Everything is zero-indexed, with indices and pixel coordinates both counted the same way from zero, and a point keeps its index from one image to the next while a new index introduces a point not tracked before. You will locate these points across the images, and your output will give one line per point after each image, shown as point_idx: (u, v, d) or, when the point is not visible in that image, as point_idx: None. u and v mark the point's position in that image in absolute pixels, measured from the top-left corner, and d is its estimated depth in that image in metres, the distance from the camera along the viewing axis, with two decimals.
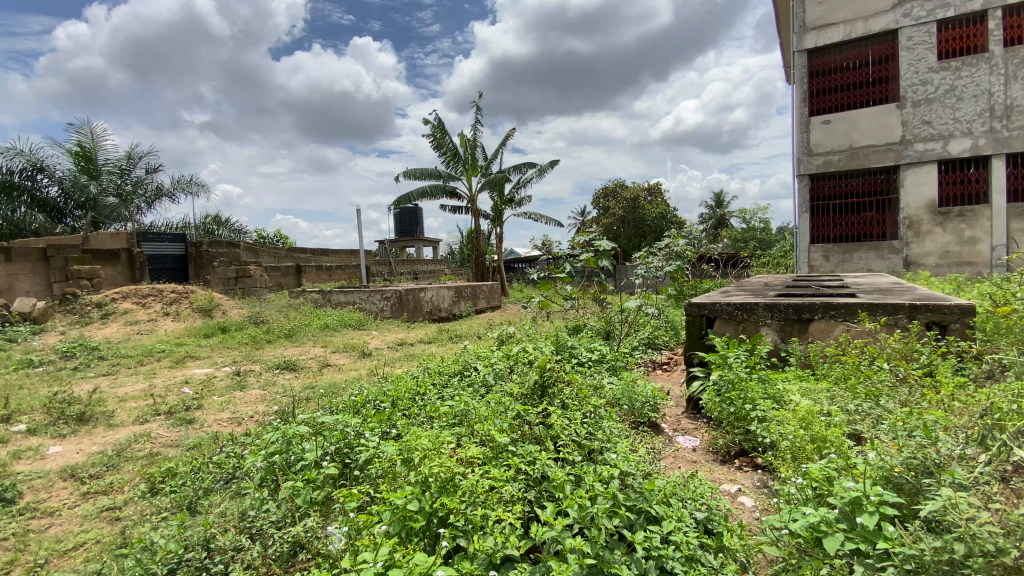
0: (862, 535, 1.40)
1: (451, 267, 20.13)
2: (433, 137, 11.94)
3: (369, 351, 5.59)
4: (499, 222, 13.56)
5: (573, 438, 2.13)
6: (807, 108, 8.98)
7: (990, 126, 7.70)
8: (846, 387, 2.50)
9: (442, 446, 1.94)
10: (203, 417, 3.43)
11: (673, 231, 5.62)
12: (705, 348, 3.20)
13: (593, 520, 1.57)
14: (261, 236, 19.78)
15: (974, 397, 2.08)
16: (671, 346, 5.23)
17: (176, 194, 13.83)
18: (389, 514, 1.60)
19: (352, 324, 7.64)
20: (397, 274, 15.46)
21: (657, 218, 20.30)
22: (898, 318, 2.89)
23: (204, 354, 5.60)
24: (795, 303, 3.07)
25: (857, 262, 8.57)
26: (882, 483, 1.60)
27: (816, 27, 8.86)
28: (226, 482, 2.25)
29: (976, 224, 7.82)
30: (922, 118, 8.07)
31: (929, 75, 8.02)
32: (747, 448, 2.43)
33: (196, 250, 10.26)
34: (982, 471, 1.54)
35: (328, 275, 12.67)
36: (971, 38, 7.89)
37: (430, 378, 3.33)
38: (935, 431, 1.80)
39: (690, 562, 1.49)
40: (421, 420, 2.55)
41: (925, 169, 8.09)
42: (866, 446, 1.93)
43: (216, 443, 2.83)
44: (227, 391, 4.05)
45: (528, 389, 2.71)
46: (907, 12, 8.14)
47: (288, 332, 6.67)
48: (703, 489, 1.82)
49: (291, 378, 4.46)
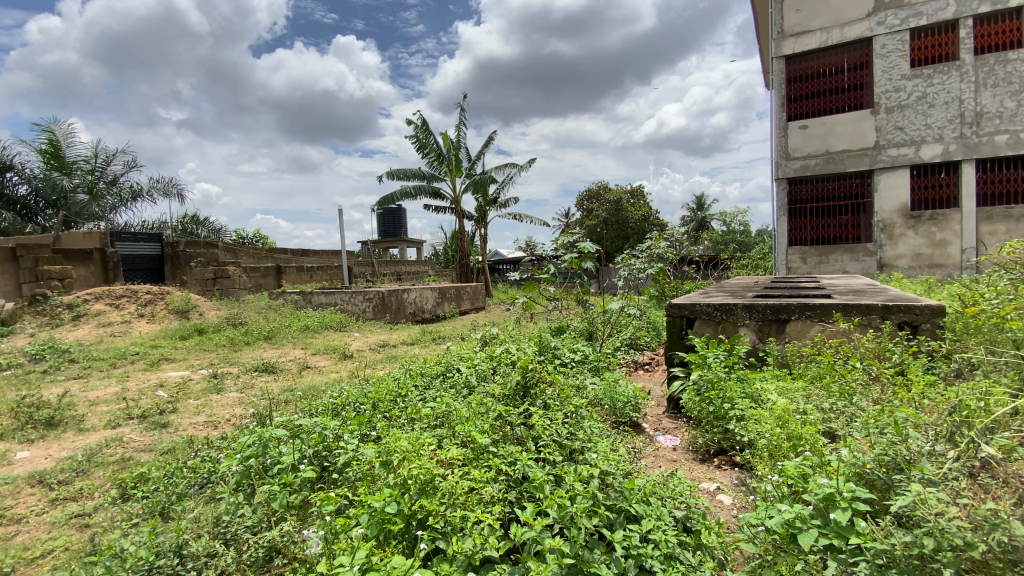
0: (835, 531, 1.43)
1: (434, 267, 20.04)
2: (416, 137, 11.86)
3: (351, 353, 5.53)
4: (483, 222, 13.53)
5: (554, 439, 2.13)
6: (785, 113, 9.16)
7: (960, 133, 7.93)
8: (821, 387, 2.55)
9: (422, 448, 1.93)
10: (178, 421, 3.36)
11: (655, 233, 5.66)
12: (685, 348, 3.24)
13: (572, 520, 1.57)
14: (240, 236, 19.43)
15: (944, 395, 2.13)
16: (653, 347, 5.29)
17: (152, 193, 13.51)
18: (367, 517, 1.58)
19: (334, 326, 7.55)
20: (380, 274, 15.34)
21: (640, 220, 20.51)
22: (872, 318, 2.95)
23: (180, 356, 5.47)
24: (772, 304, 3.13)
25: (833, 264, 8.78)
26: (855, 480, 1.64)
27: (794, 34, 9.06)
28: (201, 487, 2.20)
29: (947, 228, 8.06)
30: (895, 125, 8.30)
31: (902, 82, 8.25)
32: (726, 447, 2.47)
33: (173, 251, 10.00)
34: (951, 467, 1.58)
35: (309, 276, 12.52)
36: (942, 46, 8.12)
37: (412, 380, 3.31)
38: (906, 428, 1.84)
39: (668, 561, 1.50)
40: (402, 423, 2.53)
41: (898, 174, 8.33)
42: (840, 443, 1.97)
43: (192, 447, 2.76)
44: (203, 394, 3.97)
45: (510, 390, 2.71)
46: (882, 21, 8.37)
47: (267, 334, 6.56)
48: (682, 488, 1.83)
49: (270, 380, 4.38)
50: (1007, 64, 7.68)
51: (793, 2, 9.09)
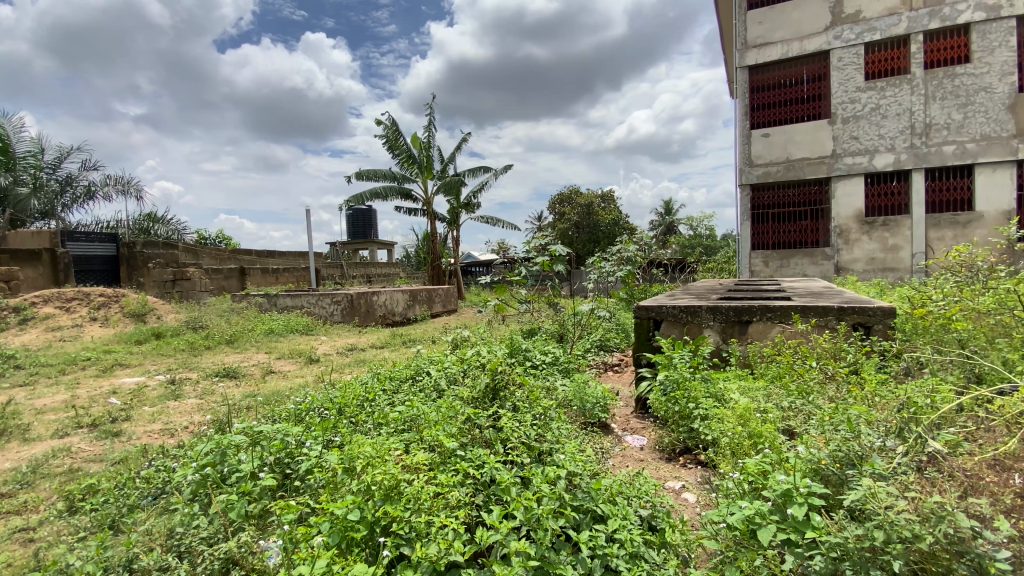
0: (792, 526, 1.47)
1: (406, 270, 19.77)
2: (386, 138, 11.72)
3: (317, 357, 5.40)
4: (455, 225, 13.45)
5: (523, 440, 2.13)
6: (748, 121, 9.48)
7: (911, 143, 8.34)
8: (780, 386, 2.63)
9: (388, 453, 1.89)
10: (132, 429, 3.21)
11: (625, 237, 5.75)
12: (652, 349, 3.31)
13: (539, 522, 1.57)
14: (202, 236, 18.79)
15: (894, 393, 2.22)
16: (622, 348, 5.37)
17: (108, 192, 12.94)
18: (329, 525, 1.54)
19: (300, 330, 7.34)
20: (349, 276, 15.05)
21: (610, 224, 20.80)
22: (828, 319, 3.06)
23: (135, 361, 5.23)
24: (735, 306, 3.22)
25: (793, 267, 9.13)
26: (811, 476, 1.69)
27: (757, 45, 9.38)
28: (155, 498, 2.10)
29: (898, 233, 8.45)
30: (851, 134, 8.68)
31: (857, 94, 8.64)
32: (691, 446, 2.52)
33: (129, 251, 9.59)
34: (900, 463, 1.64)
35: (274, 278, 12.17)
36: (895, 60, 8.52)
37: (380, 385, 3.25)
38: (858, 425, 1.92)
39: (633, 560, 1.52)
40: (368, 428, 2.48)
41: (854, 182, 8.72)
42: (797, 441, 2.03)
43: (146, 456, 2.64)
44: (160, 400, 3.80)
45: (479, 393, 2.67)
46: (838, 35, 8.76)
47: (229, 338, 6.33)
48: (647, 487, 1.86)
49: (232, 386, 4.23)
50: (954, 78, 8.11)
51: (755, 15, 9.43)
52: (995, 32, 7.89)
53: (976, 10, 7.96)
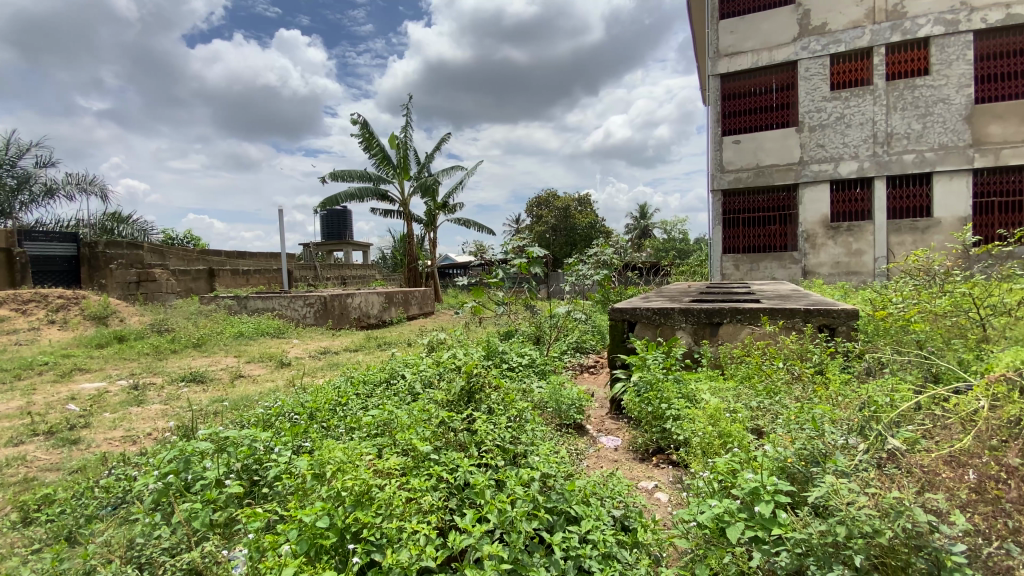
0: (760, 523, 1.50)
1: (382, 272, 19.54)
2: (361, 138, 11.57)
3: (289, 360, 5.29)
4: (432, 226, 13.36)
5: (497, 444, 2.12)
6: (720, 128, 9.73)
7: (873, 151, 8.67)
8: (749, 386, 2.68)
9: (359, 458, 1.86)
10: (91, 436, 3.07)
11: (601, 240, 5.82)
12: (626, 350, 3.38)
13: (512, 524, 1.57)
14: (169, 236, 18.23)
15: (856, 393, 2.30)
16: (598, 350, 5.42)
17: (70, 190, 12.45)
18: (296, 533, 1.50)
19: (271, 332, 7.17)
20: (323, 278, 14.76)
21: (587, 227, 21.03)
22: (795, 321, 3.13)
23: (96, 366, 5.02)
24: (706, 308, 3.27)
25: (762, 271, 9.41)
26: (777, 474, 1.73)
27: (728, 54, 9.64)
28: (115, 508, 2.01)
29: (862, 238, 8.76)
30: (818, 142, 8.98)
31: (823, 103, 8.95)
32: (664, 446, 2.57)
33: (90, 250, 9.34)
34: (861, 459, 1.71)
35: (245, 279, 11.85)
36: (858, 71, 8.85)
37: (354, 388, 3.20)
38: (823, 424, 1.98)
39: (606, 560, 1.53)
40: (340, 433, 2.43)
41: (820, 188, 9.02)
42: (765, 439, 2.07)
43: (106, 464, 2.54)
44: (122, 406, 3.66)
45: (453, 396, 2.64)
46: (805, 46, 9.06)
47: (196, 341, 6.15)
48: (621, 488, 1.88)
49: (199, 391, 4.09)
50: (914, 89, 8.46)
51: (727, 24, 9.68)
52: (952, 46, 8.24)
53: (935, 24, 8.32)
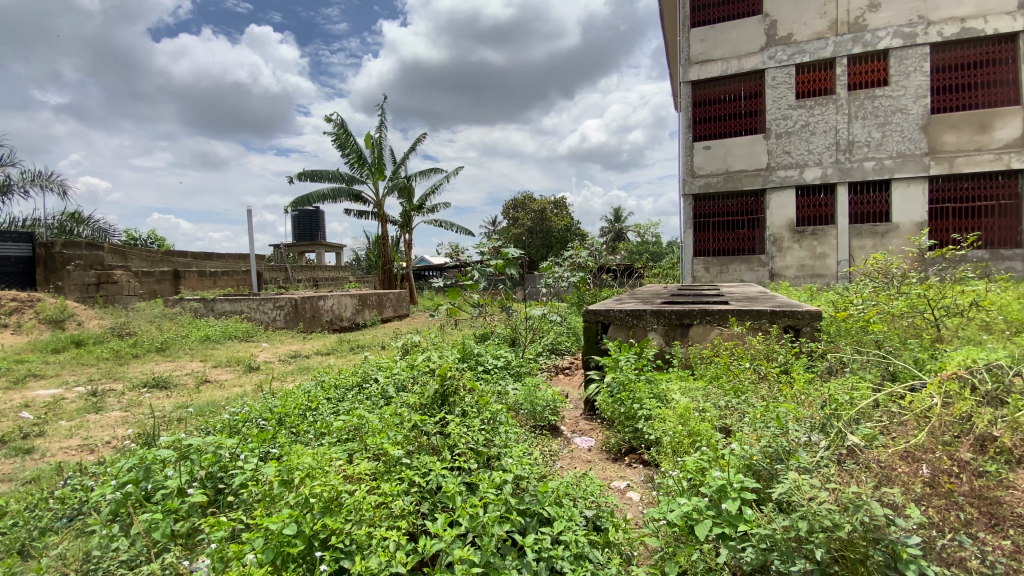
0: (727, 520, 1.54)
1: (356, 274, 19.25)
2: (335, 137, 11.40)
3: (257, 364, 5.15)
4: (407, 228, 13.24)
5: (470, 446, 2.11)
6: (691, 134, 9.95)
7: (836, 159, 9.00)
8: (717, 386, 2.74)
9: (328, 464, 1.83)
10: (45, 445, 2.93)
11: (577, 243, 5.86)
12: (600, 352, 3.43)
13: (485, 528, 1.56)
14: (131, 237, 17.55)
15: (819, 391, 2.38)
16: (573, 351, 5.47)
17: (26, 188, 11.87)
18: (262, 541, 1.46)
19: (239, 336, 6.99)
20: (294, 280, 14.45)
21: (563, 229, 21.22)
22: (762, 322, 3.21)
23: (52, 371, 4.80)
24: (677, 309, 3.34)
25: (731, 273, 9.65)
26: (744, 471, 1.78)
27: (699, 62, 9.87)
28: (71, 519, 1.91)
29: (825, 242, 9.07)
30: (784, 149, 9.27)
31: (789, 111, 9.24)
32: (636, 446, 2.61)
33: (47, 251, 8.95)
34: (822, 455, 1.78)
35: (213, 281, 11.50)
36: (822, 81, 9.18)
37: (324, 393, 3.14)
38: (786, 422, 2.04)
39: (578, 560, 1.54)
40: (310, 439, 2.38)
41: (786, 194, 9.31)
42: (732, 438, 2.13)
43: (61, 474, 2.42)
44: (79, 414, 3.49)
45: (426, 399, 2.62)
46: (772, 55, 9.35)
47: (160, 346, 5.93)
48: (592, 488, 1.90)
49: (162, 397, 3.95)
50: (874, 99, 8.81)
51: (698, 33, 9.91)
52: (910, 58, 8.62)
53: (894, 37, 8.69)
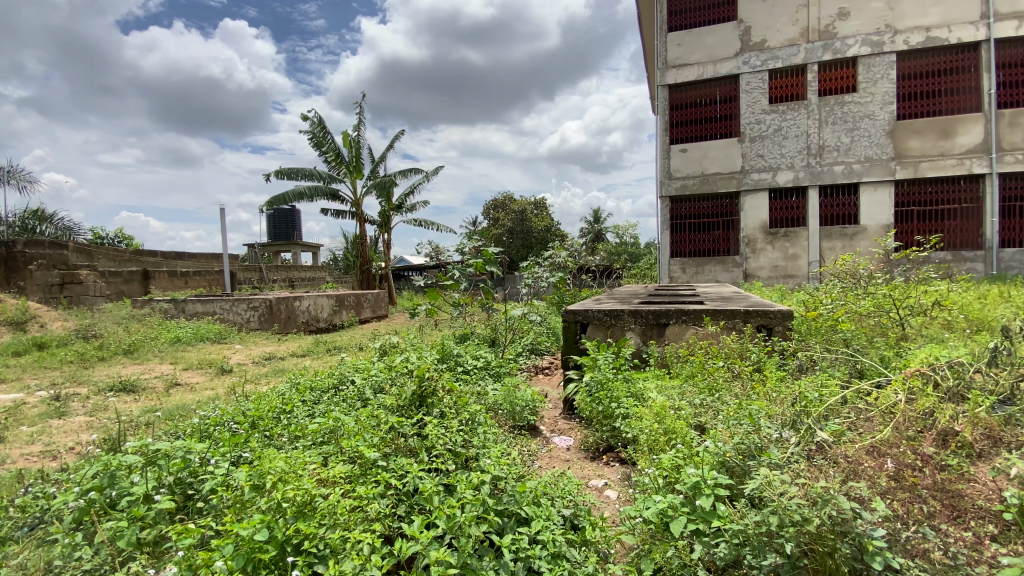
0: (701, 516, 1.56)
1: (334, 274, 18.95)
2: (312, 135, 11.21)
3: (230, 367, 5.03)
4: (386, 227, 13.10)
5: (448, 448, 2.10)
6: (669, 137, 10.11)
7: (807, 162, 9.25)
8: (693, 384, 2.79)
9: (302, 467, 1.80)
10: (4, 452, 2.80)
11: (557, 243, 5.88)
12: (578, 351, 3.46)
13: (461, 529, 1.56)
14: (97, 237, 16.95)
15: (789, 389, 2.45)
16: (552, 351, 5.50)
17: None
18: (232, 548, 1.42)
19: (211, 338, 6.82)
20: (270, 281, 14.16)
21: (543, 230, 21.27)
22: (736, 321, 3.27)
23: (12, 375, 4.61)
24: (653, 309, 3.38)
25: (707, 274, 9.83)
26: (718, 468, 1.81)
27: (676, 65, 10.01)
28: (32, 528, 1.84)
29: (797, 243, 9.30)
30: (758, 152, 9.48)
31: (762, 116, 9.46)
32: (613, 444, 2.63)
33: (7, 251, 8.58)
34: (792, 451, 1.82)
35: (184, 281, 11.19)
36: (794, 86, 9.42)
37: (299, 396, 3.08)
38: (758, 419, 2.09)
39: (555, 559, 1.54)
40: (283, 442, 2.34)
41: (759, 196, 9.52)
42: (706, 435, 2.17)
43: (20, 482, 2.31)
44: (41, 419, 3.36)
45: (404, 400, 2.59)
46: (747, 60, 9.57)
47: (127, 348, 5.74)
48: (570, 487, 1.91)
49: (130, 401, 3.82)
50: (843, 105, 9.08)
51: (675, 37, 10.06)
52: (877, 66, 8.91)
53: (863, 45, 8.97)
